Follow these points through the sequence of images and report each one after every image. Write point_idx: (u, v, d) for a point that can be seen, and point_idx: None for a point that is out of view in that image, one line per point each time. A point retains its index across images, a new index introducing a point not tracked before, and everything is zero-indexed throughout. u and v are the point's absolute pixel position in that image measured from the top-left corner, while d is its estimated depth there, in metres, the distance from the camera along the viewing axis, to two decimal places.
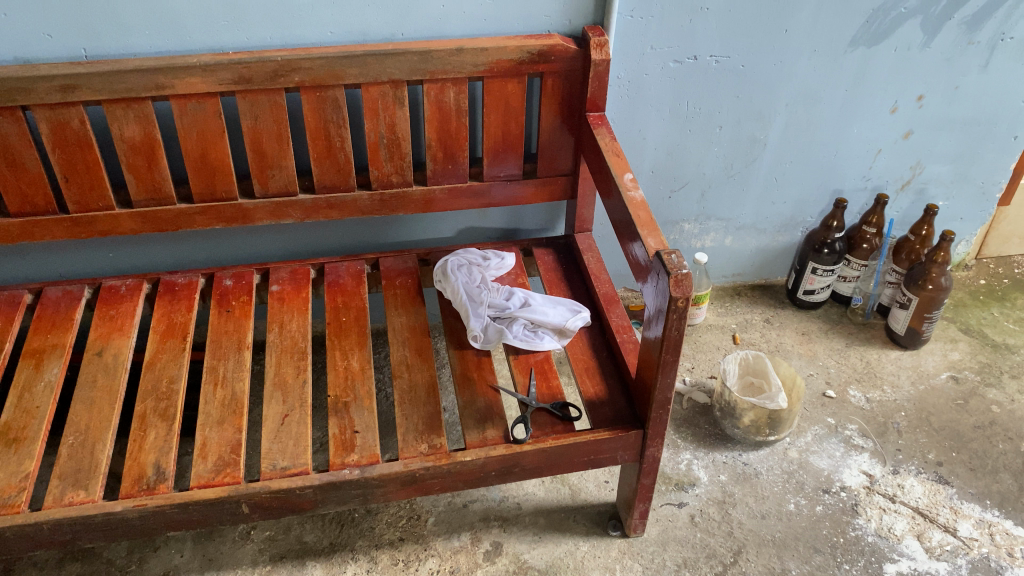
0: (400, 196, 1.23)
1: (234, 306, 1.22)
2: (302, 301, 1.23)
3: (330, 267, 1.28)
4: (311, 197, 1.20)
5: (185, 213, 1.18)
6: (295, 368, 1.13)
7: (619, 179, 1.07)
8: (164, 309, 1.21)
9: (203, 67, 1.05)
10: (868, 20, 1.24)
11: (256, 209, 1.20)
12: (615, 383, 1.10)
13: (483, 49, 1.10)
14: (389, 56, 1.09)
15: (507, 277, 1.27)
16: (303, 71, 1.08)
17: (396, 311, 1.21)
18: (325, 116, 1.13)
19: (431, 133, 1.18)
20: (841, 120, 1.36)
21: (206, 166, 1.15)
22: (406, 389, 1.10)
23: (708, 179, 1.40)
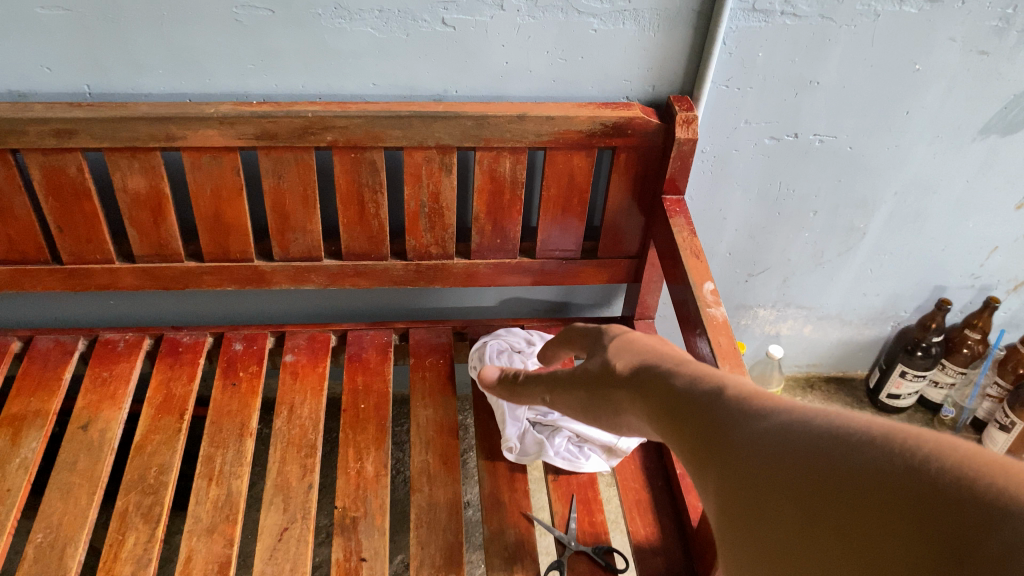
0: (438, 269, 1.07)
1: (240, 378, 1.08)
2: (318, 378, 1.08)
3: (353, 336, 1.14)
4: (337, 264, 1.05)
5: (193, 272, 1.04)
6: (301, 468, 0.99)
7: (699, 289, 0.90)
8: (163, 376, 1.07)
9: (221, 119, 0.90)
10: (1006, 107, 1.04)
11: (274, 272, 1.05)
12: (670, 527, 0.93)
13: (549, 118, 0.93)
14: (438, 120, 0.92)
15: None
16: (337, 130, 0.92)
17: (421, 403, 1.06)
18: (359, 180, 0.97)
19: (480, 205, 1.01)
20: (955, 213, 1.16)
21: (219, 225, 1.00)
22: (425, 507, 0.95)
23: (792, 266, 1.21)
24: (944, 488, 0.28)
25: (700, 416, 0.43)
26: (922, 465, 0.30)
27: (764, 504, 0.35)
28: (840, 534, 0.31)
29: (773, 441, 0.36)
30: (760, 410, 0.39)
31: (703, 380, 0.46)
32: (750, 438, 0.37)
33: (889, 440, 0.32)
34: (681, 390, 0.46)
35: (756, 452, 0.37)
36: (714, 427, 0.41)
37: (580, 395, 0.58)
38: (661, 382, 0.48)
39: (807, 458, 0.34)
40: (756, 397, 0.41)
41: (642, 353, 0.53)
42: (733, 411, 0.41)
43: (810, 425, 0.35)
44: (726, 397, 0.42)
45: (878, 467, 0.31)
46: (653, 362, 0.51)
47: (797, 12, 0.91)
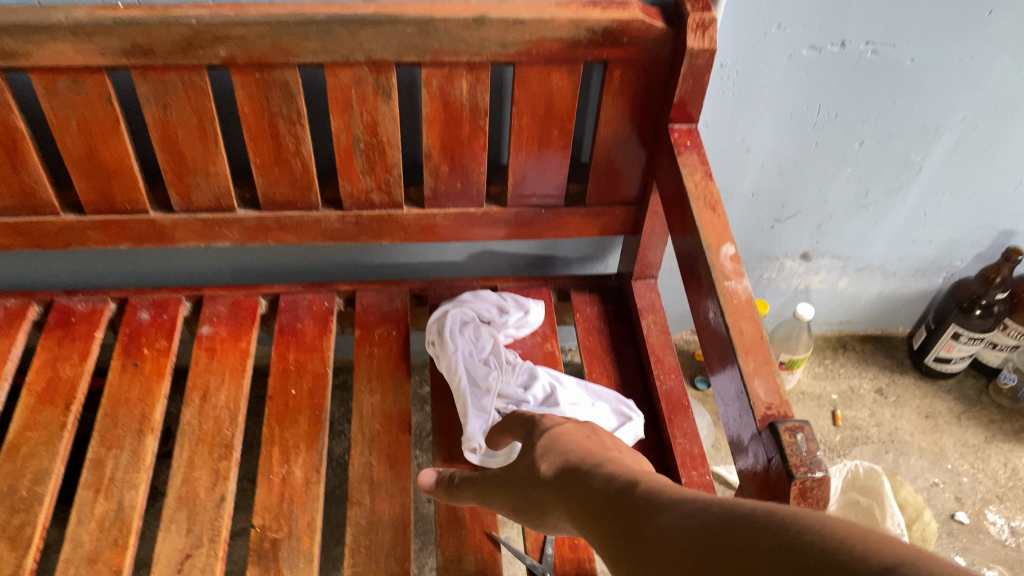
0: (384, 220, 0.85)
1: (144, 357, 0.87)
2: (240, 356, 0.88)
3: (286, 302, 0.93)
4: (254, 216, 0.83)
5: (75, 227, 0.83)
6: (212, 474, 0.79)
7: (714, 254, 0.67)
8: (48, 355, 0.87)
9: (73, 29, 0.66)
10: None
11: (175, 226, 0.84)
12: None
13: (516, 21, 0.68)
14: (366, 26, 0.68)
15: (531, 341, 0.90)
16: (233, 41, 0.68)
17: (366, 387, 0.86)
18: (269, 107, 0.74)
19: (431, 138, 0.78)
20: None
21: (98, 168, 0.78)
22: (365, 526, 0.77)
23: (829, 209, 0.98)
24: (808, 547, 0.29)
25: (609, 506, 0.43)
26: (800, 530, 0.31)
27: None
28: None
29: (668, 535, 0.36)
30: (646, 499, 0.40)
31: (618, 476, 0.45)
32: (650, 529, 0.38)
33: (768, 516, 0.32)
34: (585, 476, 0.47)
35: (652, 542, 0.37)
36: (626, 521, 0.40)
37: (514, 480, 0.56)
38: (580, 477, 0.48)
39: (700, 541, 0.34)
40: (665, 490, 0.40)
41: (572, 454, 0.51)
42: (640, 502, 0.40)
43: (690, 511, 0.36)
44: (638, 493, 0.41)
45: (756, 531, 0.32)
46: (574, 445, 0.53)
47: None
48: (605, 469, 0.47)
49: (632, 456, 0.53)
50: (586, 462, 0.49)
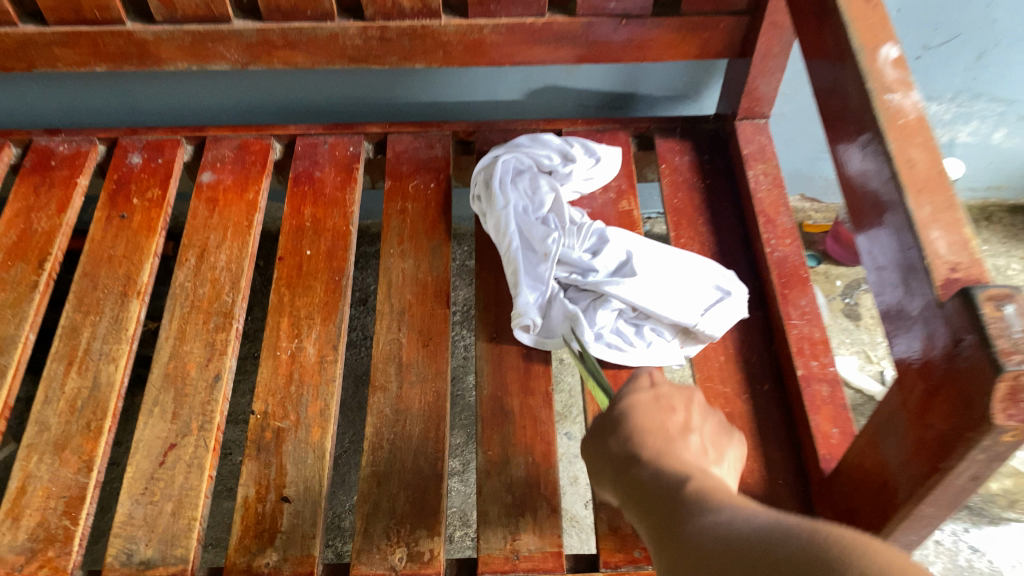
0: (418, 37, 0.67)
1: (132, 209, 0.73)
2: (246, 209, 0.72)
3: (303, 145, 0.76)
4: (254, 30, 0.66)
5: (36, 43, 0.66)
6: (207, 348, 0.65)
7: (868, 57, 0.48)
8: (21, 205, 0.73)
9: None
10: None
11: (159, 44, 0.67)
12: (780, 462, 0.57)
13: None
14: None
15: (602, 197, 0.72)
16: None
17: (396, 248, 0.70)
18: None
19: None
20: None
21: None
22: (390, 416, 0.62)
23: (999, 34, 0.74)
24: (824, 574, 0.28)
25: (658, 505, 0.40)
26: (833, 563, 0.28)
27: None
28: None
29: (692, 543, 0.35)
30: (695, 496, 0.38)
31: (672, 472, 0.42)
32: (682, 538, 0.36)
33: (801, 537, 0.30)
34: (637, 455, 0.44)
35: (681, 554, 0.35)
36: (668, 523, 0.37)
37: (591, 456, 0.48)
38: (629, 460, 0.44)
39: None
40: (715, 493, 0.38)
41: (643, 452, 0.44)
42: (686, 502, 0.38)
43: (728, 517, 0.35)
44: (685, 495, 0.39)
45: (793, 551, 0.30)
46: (628, 412, 0.47)
47: None
48: (657, 451, 0.44)
49: (718, 444, 0.46)
50: (645, 417, 0.46)
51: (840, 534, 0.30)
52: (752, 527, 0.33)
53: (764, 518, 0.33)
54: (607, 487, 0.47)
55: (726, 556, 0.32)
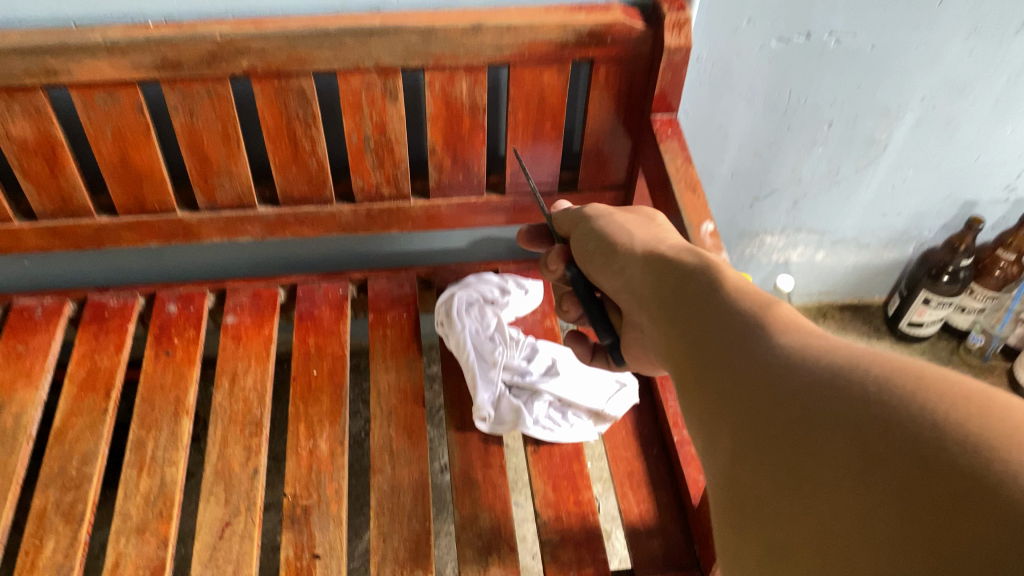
0: (393, 212, 0.92)
1: (175, 346, 0.94)
2: (263, 343, 0.95)
3: (303, 290, 1.00)
4: (273, 213, 0.91)
5: (108, 227, 0.89)
6: (245, 449, 0.86)
7: (695, 231, 0.75)
8: (85, 348, 0.93)
9: (110, 48, 0.73)
10: None
11: (201, 224, 0.91)
12: (667, 502, 0.82)
13: (509, 26, 0.76)
14: (375, 36, 0.75)
15: (531, 319, 0.98)
16: (253, 54, 0.75)
17: (382, 366, 0.93)
18: (286, 113, 0.81)
19: (435, 135, 0.85)
20: (991, 121, 1.00)
21: (129, 173, 0.85)
22: (388, 491, 0.84)
23: (804, 186, 1.06)
24: (907, 416, 0.32)
25: (692, 314, 0.48)
26: (914, 393, 0.33)
27: (789, 478, 0.36)
28: (838, 478, 0.33)
29: (769, 358, 0.40)
30: (756, 314, 0.44)
31: (703, 275, 0.50)
32: (755, 351, 0.41)
33: (898, 396, 0.33)
34: (687, 289, 0.50)
35: (751, 366, 0.41)
36: (731, 339, 0.43)
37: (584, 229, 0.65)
38: (677, 287, 0.51)
39: (816, 417, 0.36)
40: (764, 302, 0.44)
41: (636, 229, 0.62)
42: (747, 325, 0.43)
43: (804, 345, 0.40)
44: (727, 300, 0.46)
45: (882, 381, 0.34)
46: (674, 258, 0.54)
47: None
48: (715, 274, 0.49)
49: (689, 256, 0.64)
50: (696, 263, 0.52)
51: (921, 370, 0.34)
52: (834, 360, 0.37)
53: (846, 355, 0.37)
54: (602, 268, 0.61)
55: (808, 379, 0.37)
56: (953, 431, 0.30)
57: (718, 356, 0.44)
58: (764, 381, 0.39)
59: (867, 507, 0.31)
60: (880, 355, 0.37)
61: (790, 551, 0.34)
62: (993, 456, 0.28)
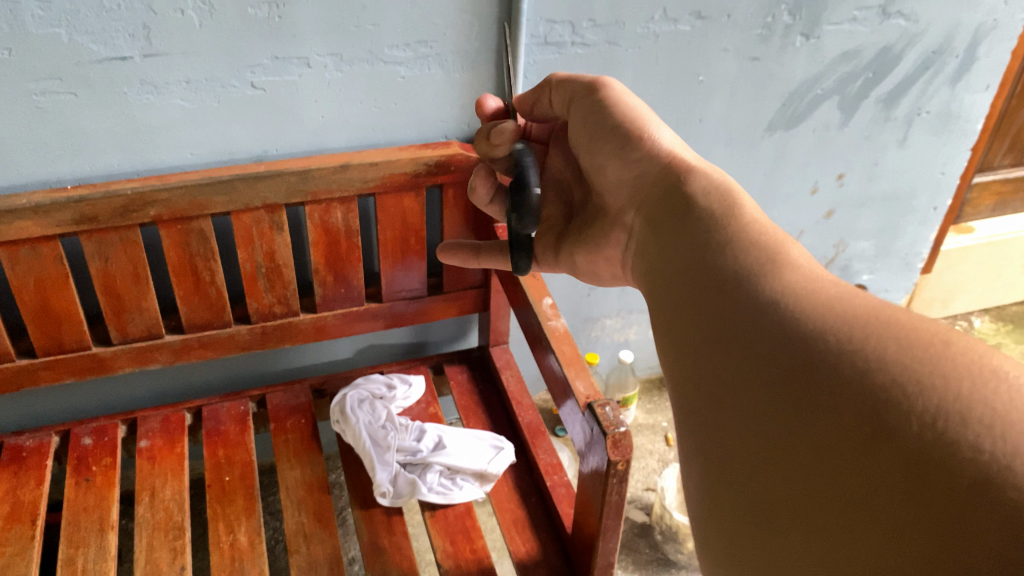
0: (285, 328, 1.08)
1: (94, 473, 1.03)
2: (177, 459, 1.05)
3: (208, 410, 1.11)
4: (179, 339, 1.04)
5: (27, 370, 0.99)
6: (171, 551, 0.96)
7: (538, 304, 0.95)
8: (7, 485, 1.00)
9: (35, 209, 0.86)
10: (785, 105, 1.17)
11: (114, 357, 1.02)
12: (547, 537, 0.97)
13: (372, 163, 0.96)
14: (262, 180, 0.93)
15: (417, 407, 1.14)
16: (159, 204, 0.91)
17: (288, 464, 1.05)
18: (188, 250, 0.96)
19: (318, 257, 1.03)
20: (761, 205, 1.29)
21: (49, 317, 0.96)
22: (306, 567, 0.95)
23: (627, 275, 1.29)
24: (927, 388, 0.31)
25: (681, 270, 0.49)
26: (931, 356, 0.32)
27: (786, 425, 0.36)
28: (839, 429, 0.33)
29: (779, 302, 0.40)
30: (770, 257, 0.43)
31: (694, 231, 0.50)
32: (763, 296, 0.41)
33: (907, 360, 0.33)
34: (692, 233, 0.50)
35: (755, 307, 0.41)
36: (739, 279, 0.43)
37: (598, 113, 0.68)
38: (679, 235, 0.52)
39: (825, 366, 0.35)
40: (768, 251, 0.44)
41: (653, 118, 0.65)
42: (748, 275, 0.43)
43: (818, 291, 0.40)
44: (719, 253, 0.46)
45: (903, 340, 0.34)
46: (688, 198, 0.54)
47: (586, 41, 1.01)
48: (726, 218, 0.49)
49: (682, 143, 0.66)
50: (707, 209, 0.51)
51: (945, 334, 0.34)
52: (849, 309, 0.37)
53: (866, 307, 0.37)
54: (613, 153, 0.66)
55: (821, 327, 0.37)
56: (955, 405, 0.30)
57: (716, 308, 0.44)
58: (765, 335, 0.39)
59: (857, 466, 0.32)
60: (906, 313, 0.36)
61: (773, 502, 0.36)
62: (988, 425, 0.29)
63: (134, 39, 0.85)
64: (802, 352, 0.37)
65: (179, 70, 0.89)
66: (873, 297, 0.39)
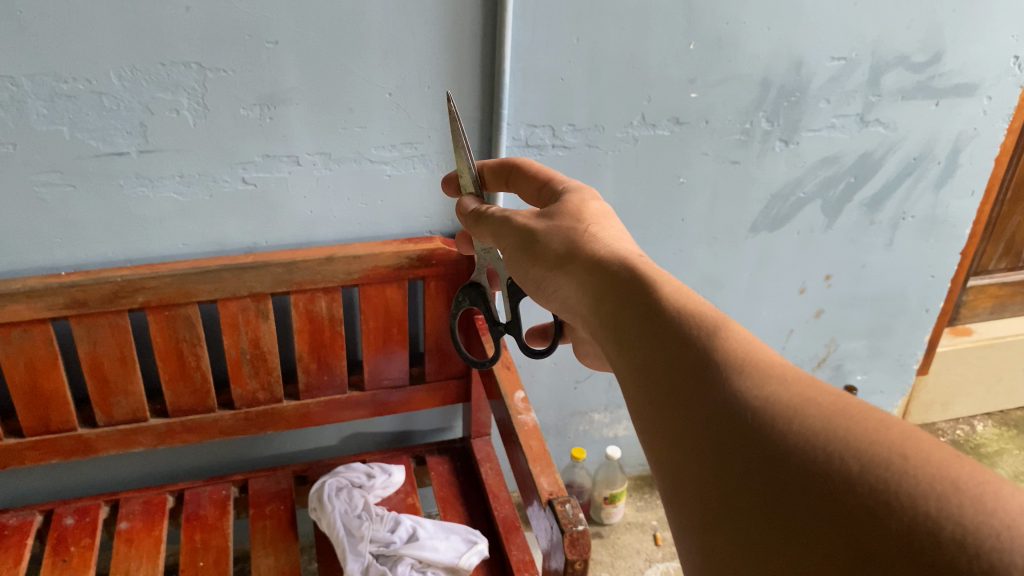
0: (268, 414, 1.10)
1: (71, 554, 1.03)
2: (154, 542, 1.06)
3: (190, 494, 1.13)
4: (164, 423, 1.06)
5: (14, 448, 1.02)
6: None
7: (510, 397, 0.97)
8: None
9: (28, 293, 0.90)
10: (769, 207, 1.20)
11: (99, 438, 1.04)
12: None
13: (356, 256, 0.99)
14: (248, 270, 0.96)
15: (396, 497, 1.14)
16: (148, 291, 0.94)
17: (263, 551, 1.05)
18: (176, 335, 1.00)
19: (302, 345, 1.05)
20: (748, 303, 1.31)
21: (37, 397, 0.99)
22: None
23: None
24: (898, 509, 0.29)
25: (627, 361, 0.46)
26: (895, 472, 0.30)
27: (761, 553, 0.33)
28: (814, 561, 0.30)
29: (732, 406, 0.37)
30: (718, 350, 0.40)
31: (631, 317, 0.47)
32: (715, 399, 0.38)
33: (884, 472, 0.30)
34: (630, 317, 0.47)
35: (712, 414, 0.38)
36: (692, 380, 0.40)
37: (509, 236, 0.64)
38: (615, 323, 0.49)
39: (792, 487, 0.32)
40: (713, 341, 0.41)
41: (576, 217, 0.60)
42: (700, 369, 0.40)
43: (768, 391, 0.37)
44: (665, 344, 0.43)
45: (868, 454, 0.31)
46: (622, 274, 0.51)
47: (566, 144, 1.05)
48: (667, 300, 0.46)
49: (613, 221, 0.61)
50: (648, 286, 0.48)
51: (903, 443, 0.31)
52: (812, 418, 0.34)
53: (822, 411, 0.35)
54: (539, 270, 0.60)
55: (779, 439, 0.34)
56: (944, 519, 0.28)
57: (671, 410, 0.40)
58: (724, 441, 0.36)
59: None
60: (861, 419, 0.34)
61: None
62: (964, 544, 0.27)
63: (132, 136, 0.91)
64: (768, 462, 0.34)
65: (174, 166, 0.94)
66: (824, 392, 0.36)
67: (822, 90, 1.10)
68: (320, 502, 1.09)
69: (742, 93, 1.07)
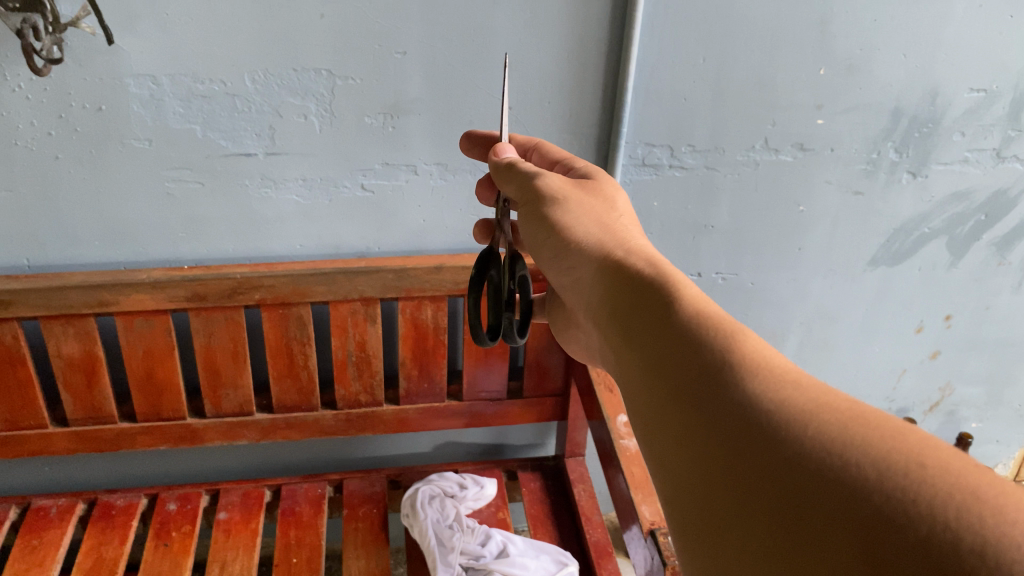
0: (369, 416, 1.11)
1: (172, 539, 1.06)
2: (250, 534, 1.07)
3: (287, 490, 1.15)
4: (268, 418, 1.08)
5: (127, 432, 1.06)
6: None
7: (612, 420, 0.95)
8: (94, 541, 1.04)
9: (153, 284, 0.93)
10: (890, 241, 1.15)
11: (206, 428, 1.07)
12: None
13: (464, 267, 0.99)
14: (361, 274, 0.97)
15: (486, 510, 1.13)
16: (264, 288, 0.96)
17: (354, 553, 1.05)
18: (287, 334, 1.02)
19: (405, 350, 1.06)
20: (860, 339, 1.27)
21: (153, 385, 1.03)
22: None
23: None
24: (913, 518, 0.26)
25: (639, 358, 0.44)
26: (914, 480, 0.28)
27: (769, 562, 0.30)
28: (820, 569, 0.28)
29: (743, 412, 0.35)
30: (731, 353, 0.38)
31: (647, 316, 0.45)
32: (727, 403, 0.36)
33: (895, 481, 0.28)
34: (647, 316, 0.45)
35: (723, 419, 0.36)
36: (706, 382, 0.38)
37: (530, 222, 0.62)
38: (630, 319, 0.47)
39: (804, 495, 0.30)
40: (728, 344, 0.39)
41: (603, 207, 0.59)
42: (712, 372, 0.38)
43: (781, 395, 0.35)
44: (678, 345, 0.41)
45: (886, 461, 0.29)
46: (640, 274, 0.50)
47: (684, 165, 1.03)
48: (686, 301, 0.44)
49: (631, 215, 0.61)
50: (669, 288, 0.46)
51: (924, 453, 0.29)
52: (824, 426, 0.32)
53: (838, 420, 0.32)
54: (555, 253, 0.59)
55: (792, 447, 0.32)
56: (961, 529, 0.25)
57: (682, 413, 0.38)
58: (735, 448, 0.34)
59: None
60: (876, 427, 0.31)
61: None
62: (984, 555, 0.24)
63: (260, 138, 0.93)
64: (780, 471, 0.32)
65: (298, 169, 0.96)
66: (842, 402, 0.34)
67: (958, 122, 1.05)
68: (411, 508, 1.09)
69: (871, 122, 1.03)
